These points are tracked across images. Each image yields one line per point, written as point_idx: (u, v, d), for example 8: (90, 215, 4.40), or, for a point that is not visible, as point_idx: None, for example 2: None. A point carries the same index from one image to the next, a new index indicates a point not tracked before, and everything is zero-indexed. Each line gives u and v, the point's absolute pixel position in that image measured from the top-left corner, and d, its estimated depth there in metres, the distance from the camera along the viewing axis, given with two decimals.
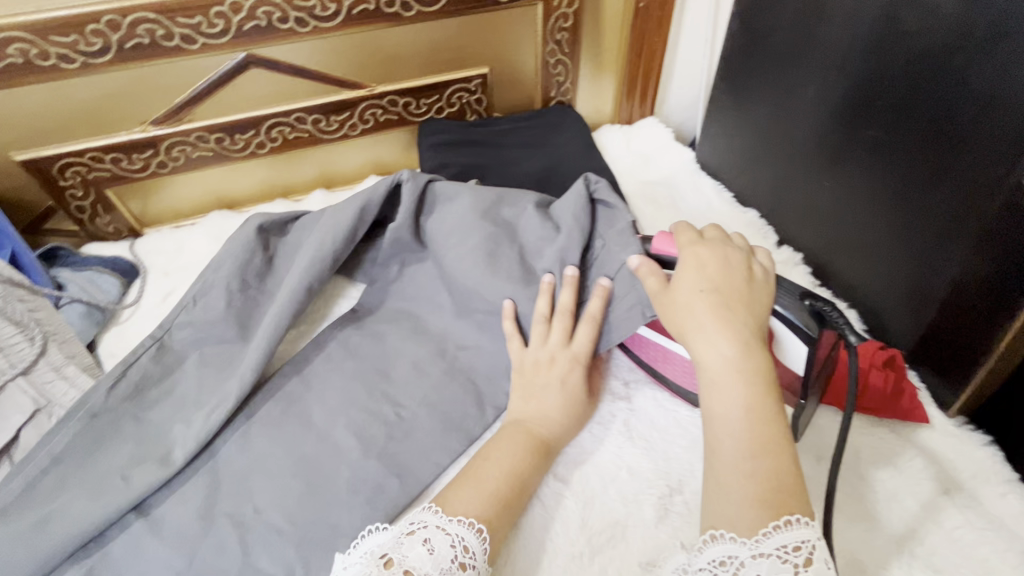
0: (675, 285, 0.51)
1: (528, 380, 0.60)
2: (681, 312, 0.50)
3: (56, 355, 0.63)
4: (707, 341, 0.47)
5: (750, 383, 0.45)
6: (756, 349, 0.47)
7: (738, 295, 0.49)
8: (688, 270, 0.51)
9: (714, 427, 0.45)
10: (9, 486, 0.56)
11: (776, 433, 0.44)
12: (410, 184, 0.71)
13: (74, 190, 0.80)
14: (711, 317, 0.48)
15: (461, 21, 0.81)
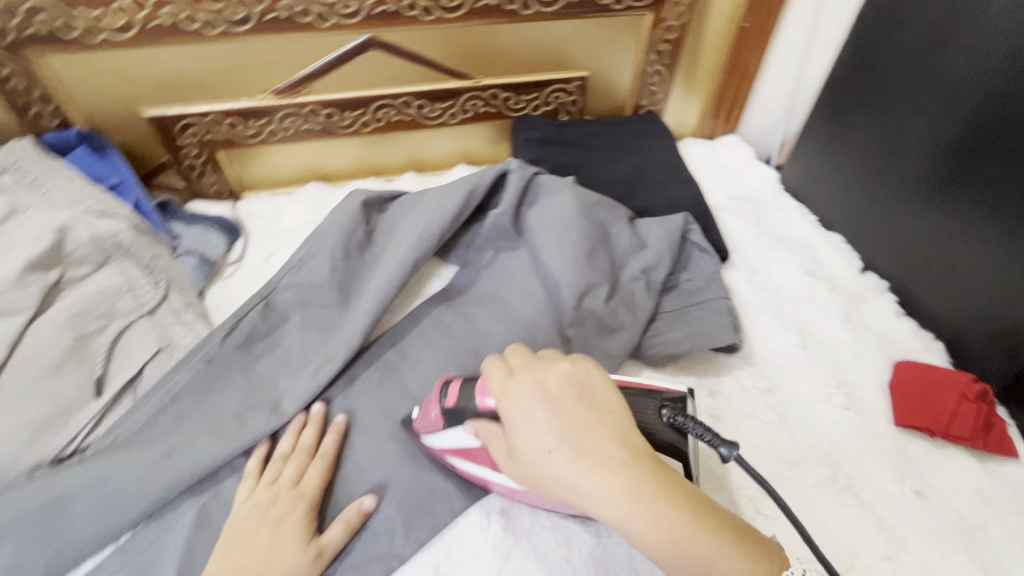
0: (523, 451, 0.41)
1: (236, 531, 0.51)
2: (560, 488, 0.39)
3: (176, 301, 0.67)
4: (596, 495, 0.38)
5: (656, 515, 0.37)
6: (631, 476, 0.38)
7: (579, 428, 0.40)
8: (523, 423, 0.42)
9: (667, 571, 0.37)
10: (133, 416, 0.59)
11: (712, 530, 0.37)
12: (517, 174, 0.75)
13: (190, 149, 0.84)
14: (558, 475, 0.39)
15: (574, 24, 0.84)
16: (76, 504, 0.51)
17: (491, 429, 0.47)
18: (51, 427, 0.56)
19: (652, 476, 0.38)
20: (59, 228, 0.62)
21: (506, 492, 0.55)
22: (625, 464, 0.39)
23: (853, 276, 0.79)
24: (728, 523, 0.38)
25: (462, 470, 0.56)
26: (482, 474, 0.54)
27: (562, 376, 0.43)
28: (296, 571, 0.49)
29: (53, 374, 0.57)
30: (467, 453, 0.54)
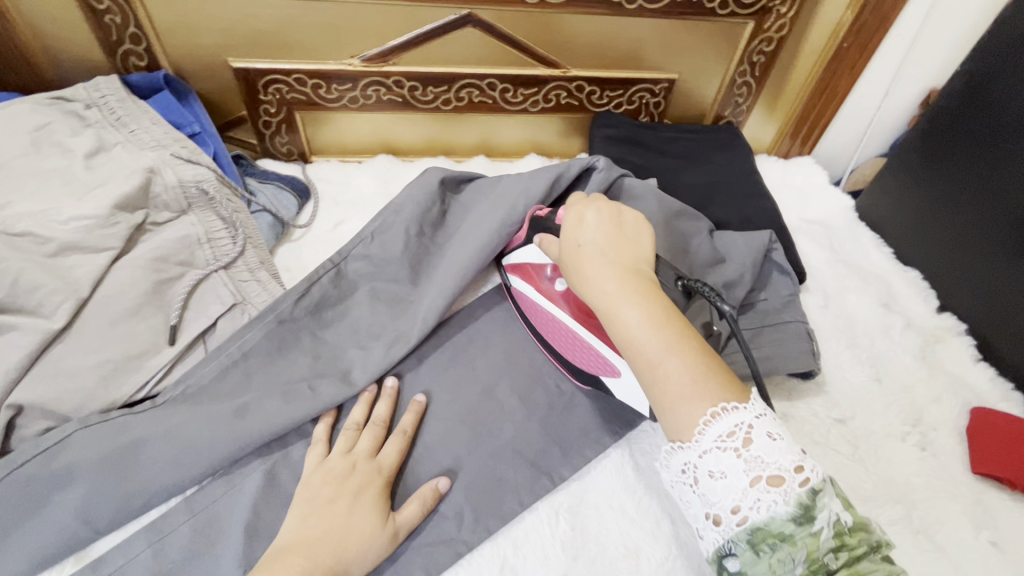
0: (565, 246, 0.51)
1: (312, 496, 0.50)
2: (576, 275, 0.49)
3: (252, 257, 0.65)
4: (594, 280, 0.47)
5: (633, 305, 0.45)
6: (631, 278, 0.46)
7: (607, 242, 0.49)
8: (568, 229, 0.52)
9: (628, 351, 0.44)
10: (204, 369, 0.57)
11: (681, 338, 0.43)
12: (603, 172, 0.72)
13: (269, 106, 0.83)
14: (577, 265, 0.49)
15: (673, 24, 0.82)
16: (148, 451, 0.50)
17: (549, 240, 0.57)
18: (125, 370, 0.54)
19: (649, 287, 0.46)
20: (147, 171, 0.62)
21: (535, 317, 0.64)
22: (635, 275, 0.47)
23: (929, 315, 0.78)
24: (699, 345, 0.44)
25: (514, 285, 0.66)
26: (527, 290, 0.64)
27: (615, 210, 0.52)
28: (375, 544, 0.48)
29: (132, 317, 0.56)
30: (528, 268, 0.64)
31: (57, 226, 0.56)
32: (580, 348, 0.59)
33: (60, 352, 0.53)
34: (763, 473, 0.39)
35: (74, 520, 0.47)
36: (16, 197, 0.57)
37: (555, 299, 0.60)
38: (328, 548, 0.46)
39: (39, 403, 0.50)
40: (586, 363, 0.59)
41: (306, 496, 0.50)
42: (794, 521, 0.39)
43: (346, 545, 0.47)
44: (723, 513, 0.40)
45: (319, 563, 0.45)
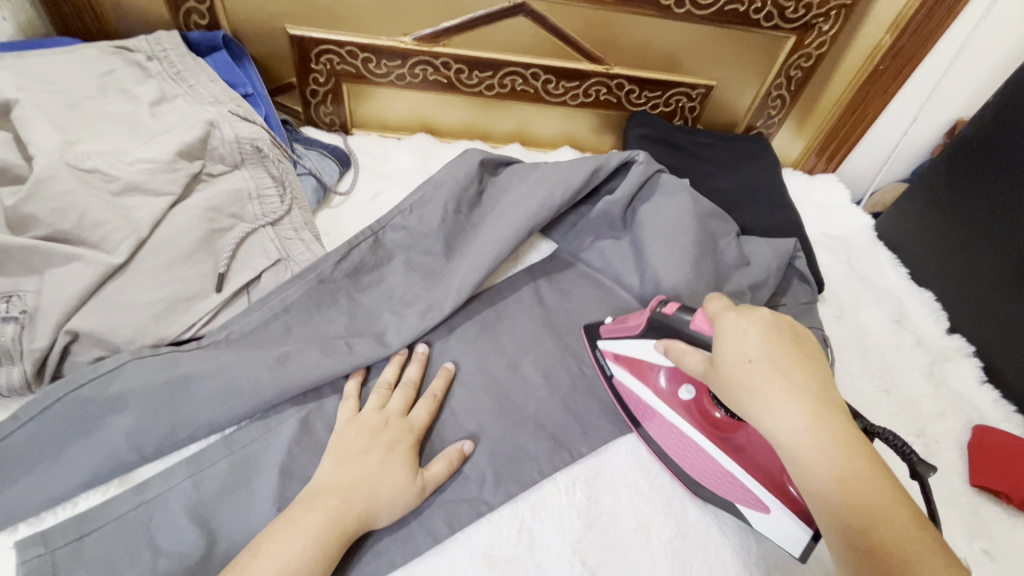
0: (723, 364, 0.43)
1: (346, 445, 0.52)
2: (743, 405, 0.42)
3: (298, 217, 0.67)
4: (775, 419, 0.40)
5: (828, 458, 0.38)
6: (820, 422, 0.39)
7: (788, 364, 0.41)
8: (733, 340, 0.43)
9: (819, 504, 0.38)
10: (248, 317, 0.59)
11: (891, 500, 0.37)
12: (641, 167, 0.75)
13: (319, 75, 0.85)
14: (755, 390, 0.41)
15: (717, 32, 0.85)
16: (194, 388, 0.52)
17: (678, 347, 0.50)
18: (175, 310, 0.57)
19: (846, 430, 0.39)
20: (208, 123, 0.64)
21: (648, 425, 0.58)
22: (828, 414, 0.39)
23: (939, 335, 0.80)
24: (905, 504, 0.37)
25: (618, 380, 0.61)
26: (641, 392, 0.58)
27: (782, 320, 0.44)
28: (403, 497, 0.50)
29: (184, 261, 0.59)
30: (640, 368, 0.58)
31: (123, 165, 0.58)
32: (708, 467, 0.54)
33: (117, 287, 0.55)
34: None
35: (123, 443, 0.49)
36: (84, 136, 0.59)
37: (678, 406, 0.56)
38: (360, 494, 0.48)
39: (94, 332, 0.52)
40: (716, 484, 0.54)
41: (341, 443, 0.52)
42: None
43: (377, 494, 0.49)
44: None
45: (349, 507, 0.47)
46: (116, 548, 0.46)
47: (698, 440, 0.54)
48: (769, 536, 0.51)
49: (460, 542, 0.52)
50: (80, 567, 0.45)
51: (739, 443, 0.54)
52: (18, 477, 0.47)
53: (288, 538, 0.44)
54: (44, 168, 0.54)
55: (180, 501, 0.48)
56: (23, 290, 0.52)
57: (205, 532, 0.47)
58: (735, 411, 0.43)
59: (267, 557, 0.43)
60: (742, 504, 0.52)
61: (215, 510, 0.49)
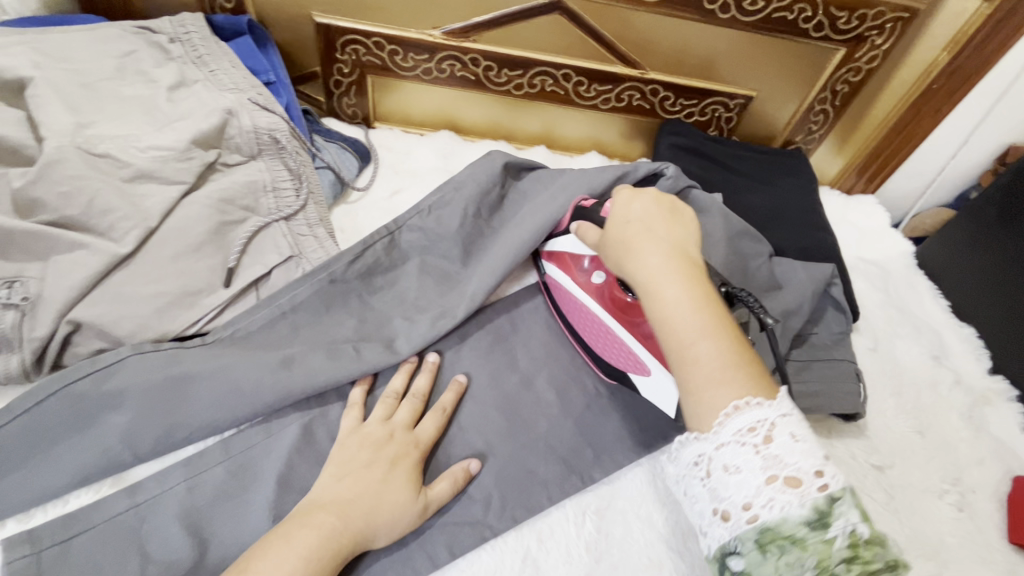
0: (613, 223, 0.50)
1: (348, 458, 0.49)
2: (619, 252, 0.48)
3: (313, 213, 0.64)
4: (638, 255, 0.46)
5: (673, 282, 0.44)
6: (676, 256, 0.45)
7: (658, 223, 0.48)
8: (621, 208, 0.51)
9: (661, 330, 0.43)
10: (254, 315, 0.57)
11: (721, 326, 0.42)
12: (671, 180, 0.71)
13: (343, 66, 0.83)
14: (627, 241, 0.47)
15: (761, 41, 0.81)
16: (195, 387, 0.50)
17: (584, 227, 0.57)
18: (180, 304, 0.55)
19: (695, 271, 0.45)
20: (226, 112, 0.62)
21: (564, 305, 0.64)
22: (680, 256, 0.45)
23: (979, 375, 0.75)
24: (733, 331, 0.43)
25: (551, 277, 0.66)
26: (564, 282, 0.63)
27: (668, 199, 0.52)
28: (403, 518, 0.48)
29: (193, 253, 0.56)
30: (566, 260, 0.63)
31: (136, 152, 0.57)
32: (609, 340, 0.59)
33: (122, 277, 0.53)
34: (780, 472, 0.37)
35: (118, 443, 0.47)
36: (100, 119, 0.58)
37: (590, 290, 0.60)
38: (359, 512, 0.46)
39: (96, 323, 0.50)
40: (620, 361, 0.58)
41: (342, 455, 0.50)
42: (808, 525, 0.36)
43: (377, 513, 0.46)
44: (732, 508, 0.38)
45: (347, 525, 0.45)
46: (103, 553, 0.44)
47: (599, 316, 0.59)
48: (652, 398, 0.56)
49: (459, 569, 0.49)
50: (66, 570, 0.43)
51: (640, 324, 0.56)
52: (10, 470, 0.46)
53: (279, 557, 0.42)
54: (56, 151, 0.52)
55: (172, 507, 0.46)
56: (26, 277, 0.50)
57: (196, 542, 0.45)
58: (612, 264, 0.50)
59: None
60: (628, 369, 0.57)
61: (207, 518, 0.47)
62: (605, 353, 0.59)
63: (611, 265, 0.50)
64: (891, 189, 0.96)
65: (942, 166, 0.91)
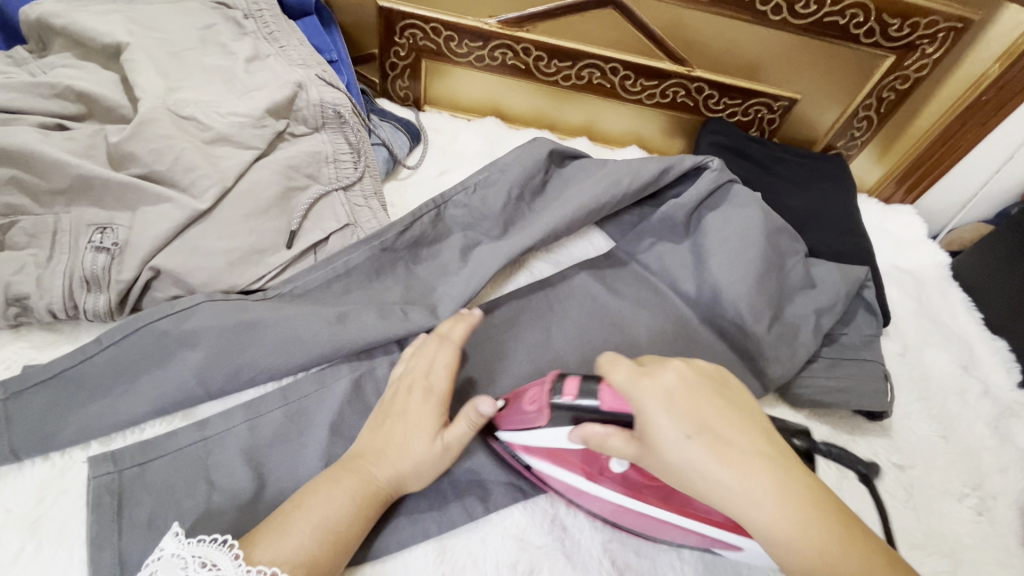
0: (656, 446, 0.38)
1: (383, 409, 0.51)
2: (687, 479, 0.38)
3: (369, 185, 0.68)
4: (733, 501, 0.36)
5: (791, 510, 0.35)
6: (774, 468, 0.37)
7: (722, 423, 0.38)
8: (654, 412, 0.38)
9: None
10: (313, 275, 0.61)
11: (859, 549, 0.35)
12: (713, 173, 0.73)
13: (400, 49, 0.87)
14: (703, 459, 0.36)
15: (810, 45, 0.82)
16: (261, 335, 0.54)
17: (597, 431, 0.42)
18: (248, 260, 0.59)
19: (798, 479, 0.37)
20: (296, 85, 0.66)
21: (572, 497, 0.52)
22: (772, 469, 0.36)
23: (1008, 388, 0.76)
24: (855, 524, 0.37)
25: (534, 466, 0.52)
26: (567, 479, 0.50)
27: (702, 379, 0.40)
28: (427, 463, 0.48)
29: (261, 215, 0.61)
30: (559, 457, 0.49)
31: (216, 117, 0.61)
32: (666, 528, 0.49)
33: (199, 231, 0.57)
34: None
35: (192, 378, 0.52)
36: (184, 85, 0.62)
37: (614, 487, 0.48)
38: (391, 461, 0.48)
39: (175, 271, 0.55)
40: (654, 529, 0.50)
41: (381, 406, 0.52)
42: None
43: (401, 462, 0.48)
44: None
45: (384, 472, 0.48)
46: (176, 477, 0.48)
47: (642, 504, 0.47)
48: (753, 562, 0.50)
49: (492, 522, 0.53)
50: (143, 488, 0.47)
51: (696, 495, 0.46)
52: (95, 397, 0.50)
53: (328, 493, 0.45)
54: (148, 111, 0.57)
55: (236, 443, 0.50)
56: (116, 224, 0.55)
57: (257, 475, 0.49)
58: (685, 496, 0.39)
59: (309, 505, 0.45)
60: (714, 546, 0.48)
61: (266, 455, 0.51)
62: (668, 531, 0.49)
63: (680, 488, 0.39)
64: (929, 201, 0.97)
65: (982, 182, 0.91)
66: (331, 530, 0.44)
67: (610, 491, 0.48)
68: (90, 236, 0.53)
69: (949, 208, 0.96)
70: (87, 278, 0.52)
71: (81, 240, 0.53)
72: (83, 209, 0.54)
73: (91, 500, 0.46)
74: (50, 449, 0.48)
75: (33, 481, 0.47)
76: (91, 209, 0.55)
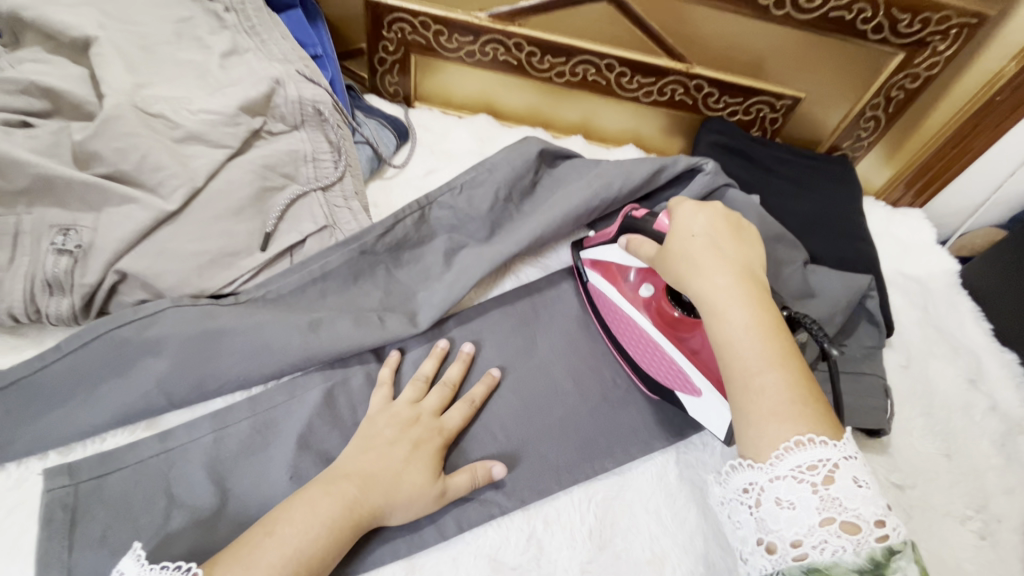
0: (671, 235, 0.49)
1: (374, 434, 0.51)
2: (673, 261, 0.47)
3: (349, 185, 0.66)
4: (703, 275, 0.44)
5: (744, 303, 0.43)
6: (752, 280, 0.45)
7: (726, 240, 0.47)
8: (686, 217, 0.49)
9: (726, 356, 0.42)
10: (287, 279, 0.59)
11: (788, 353, 0.41)
12: (708, 177, 0.69)
13: (389, 44, 0.84)
14: (693, 251, 0.46)
15: (814, 41, 0.78)
16: (230, 343, 0.52)
17: (634, 236, 0.55)
18: (219, 264, 0.57)
19: (765, 295, 0.44)
20: (273, 81, 0.63)
21: (606, 321, 0.62)
22: (747, 282, 0.44)
23: (1018, 404, 0.72)
24: (795, 352, 0.41)
25: (592, 284, 0.64)
26: (608, 293, 0.61)
27: (734, 221, 0.50)
28: (421, 499, 0.48)
29: (234, 216, 0.58)
30: (613, 274, 0.61)
31: (187, 114, 0.59)
32: (656, 358, 0.56)
33: (167, 233, 0.55)
34: (837, 516, 0.35)
35: (155, 388, 0.50)
36: (157, 82, 0.60)
37: (638, 306, 0.57)
38: (382, 486, 0.47)
39: (142, 276, 0.53)
40: (660, 375, 0.56)
41: (370, 431, 0.51)
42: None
43: (396, 491, 0.47)
44: (780, 542, 0.37)
45: (371, 497, 0.46)
46: (134, 491, 0.47)
47: (646, 326, 0.56)
48: (706, 425, 0.54)
49: (466, 542, 0.50)
50: (99, 502, 0.46)
51: (697, 340, 0.54)
52: (53, 406, 0.48)
53: (304, 518, 0.43)
54: (114, 108, 0.55)
55: (198, 457, 0.49)
56: (80, 225, 0.53)
57: (218, 491, 0.48)
58: (669, 280, 0.48)
59: (282, 538, 0.42)
60: (675, 389, 0.55)
61: (230, 470, 0.49)
62: (655, 367, 0.57)
63: (668, 278, 0.48)
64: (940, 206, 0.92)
65: (996, 186, 0.87)
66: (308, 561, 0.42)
67: (630, 313, 0.58)
68: (52, 237, 0.51)
69: (961, 213, 0.92)
70: (49, 282, 0.50)
71: (44, 241, 0.51)
72: (45, 209, 0.52)
73: (41, 516, 0.44)
74: (5, 460, 0.47)
75: None
76: (53, 209, 0.52)
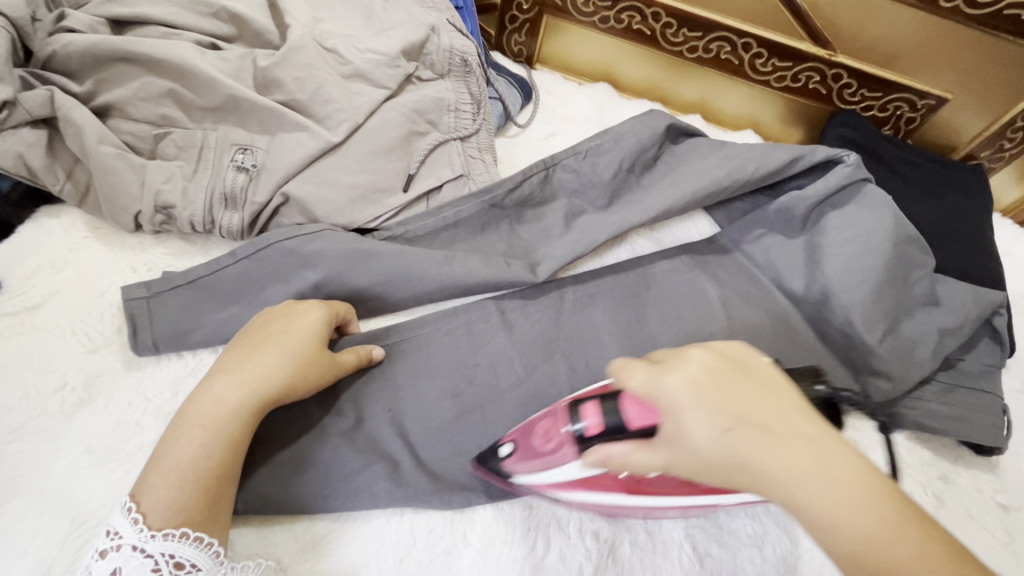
0: (678, 432, 0.37)
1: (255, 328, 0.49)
2: (698, 456, 0.36)
3: (485, 138, 0.67)
4: (776, 465, 0.34)
5: (842, 493, 0.33)
6: (827, 455, 0.34)
7: (761, 407, 0.36)
8: (683, 403, 0.36)
9: (844, 561, 0.33)
10: (425, 221, 0.61)
11: (921, 538, 0.32)
12: (847, 168, 0.68)
13: (524, 3, 0.86)
14: (734, 454, 0.35)
15: (975, 40, 0.74)
16: (376, 271, 0.56)
17: (612, 453, 0.40)
18: (368, 199, 0.60)
19: (849, 463, 0.34)
20: (430, 28, 0.65)
21: (610, 510, 0.50)
22: (821, 458, 0.34)
23: None
24: (916, 512, 0.34)
25: (567, 498, 0.49)
26: (603, 499, 0.48)
27: (732, 366, 0.38)
28: (305, 370, 0.46)
29: (385, 155, 0.61)
30: (593, 483, 0.46)
31: (356, 52, 0.62)
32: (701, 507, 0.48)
33: (328, 163, 0.59)
34: None
35: None
36: (329, 18, 0.64)
37: (640, 487, 0.46)
38: (259, 363, 0.45)
39: (304, 200, 0.57)
40: (689, 508, 0.49)
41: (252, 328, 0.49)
42: None
43: (275, 372, 0.45)
44: None
45: (245, 381, 0.44)
46: None
47: (672, 499, 0.47)
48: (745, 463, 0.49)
49: None
50: None
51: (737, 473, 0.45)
52: (223, 307, 0.53)
53: (183, 425, 0.42)
54: (297, 39, 0.59)
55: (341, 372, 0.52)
56: (256, 146, 0.57)
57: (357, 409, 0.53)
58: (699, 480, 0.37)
59: (173, 448, 0.41)
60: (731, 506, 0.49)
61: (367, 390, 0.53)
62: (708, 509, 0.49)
63: (699, 479, 0.37)
64: None
65: None
66: (227, 445, 0.42)
67: (639, 498, 0.47)
68: (233, 155, 0.56)
69: None
70: (226, 195, 0.55)
71: (225, 158, 0.56)
72: (229, 128, 0.57)
73: None
74: (182, 348, 0.52)
75: (169, 374, 0.51)
76: (235, 129, 0.57)
